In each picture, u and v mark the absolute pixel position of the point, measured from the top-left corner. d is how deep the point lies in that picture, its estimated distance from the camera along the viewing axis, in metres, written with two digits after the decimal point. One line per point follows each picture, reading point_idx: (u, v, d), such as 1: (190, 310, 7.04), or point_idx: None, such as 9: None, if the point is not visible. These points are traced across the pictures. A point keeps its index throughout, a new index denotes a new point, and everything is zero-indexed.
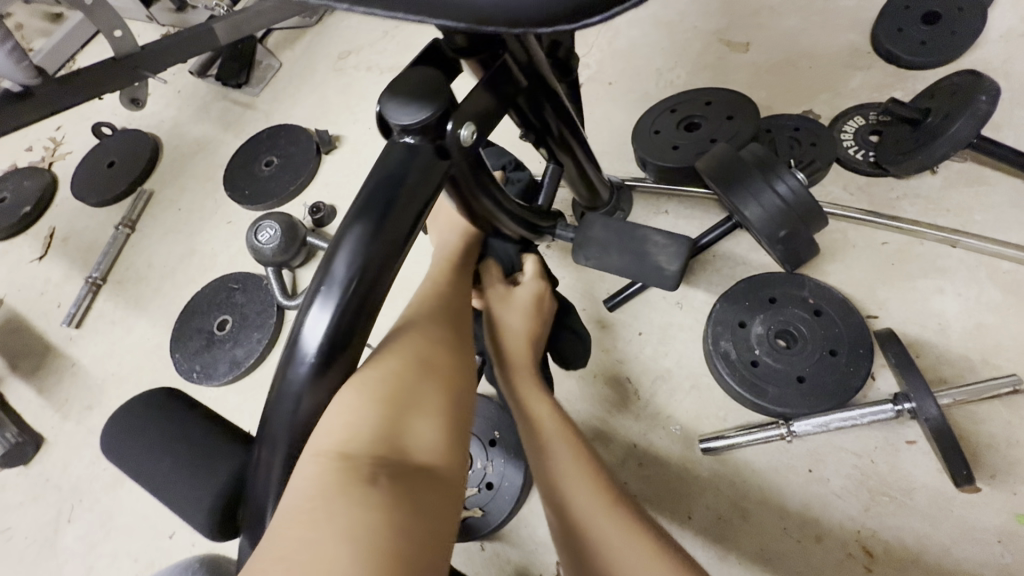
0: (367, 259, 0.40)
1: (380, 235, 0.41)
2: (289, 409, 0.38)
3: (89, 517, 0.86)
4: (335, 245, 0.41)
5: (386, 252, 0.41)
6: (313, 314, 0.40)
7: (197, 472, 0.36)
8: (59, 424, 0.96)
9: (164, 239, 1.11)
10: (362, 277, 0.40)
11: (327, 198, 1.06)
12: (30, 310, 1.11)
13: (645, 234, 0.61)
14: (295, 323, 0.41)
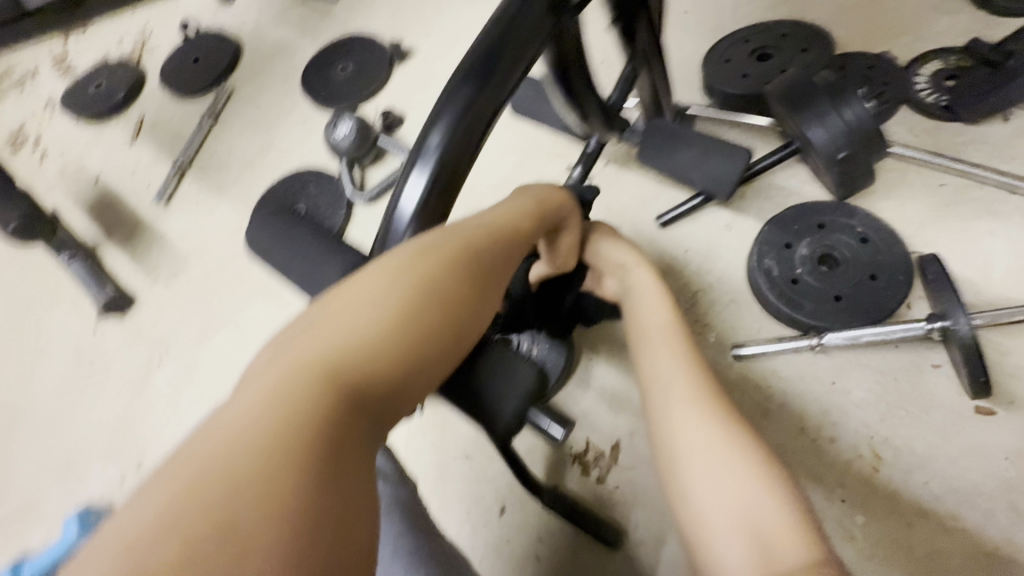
0: (461, 129, 0.46)
1: (475, 105, 0.46)
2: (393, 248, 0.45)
3: (177, 364, 0.98)
4: (429, 124, 0.47)
5: (478, 121, 0.47)
6: (411, 178, 0.46)
7: (317, 269, 0.45)
8: (150, 286, 1.08)
9: (244, 133, 1.19)
10: (455, 145, 0.46)
11: (397, 105, 1.11)
12: (124, 187, 1.22)
13: (714, 145, 0.68)
14: (394, 190, 0.48)
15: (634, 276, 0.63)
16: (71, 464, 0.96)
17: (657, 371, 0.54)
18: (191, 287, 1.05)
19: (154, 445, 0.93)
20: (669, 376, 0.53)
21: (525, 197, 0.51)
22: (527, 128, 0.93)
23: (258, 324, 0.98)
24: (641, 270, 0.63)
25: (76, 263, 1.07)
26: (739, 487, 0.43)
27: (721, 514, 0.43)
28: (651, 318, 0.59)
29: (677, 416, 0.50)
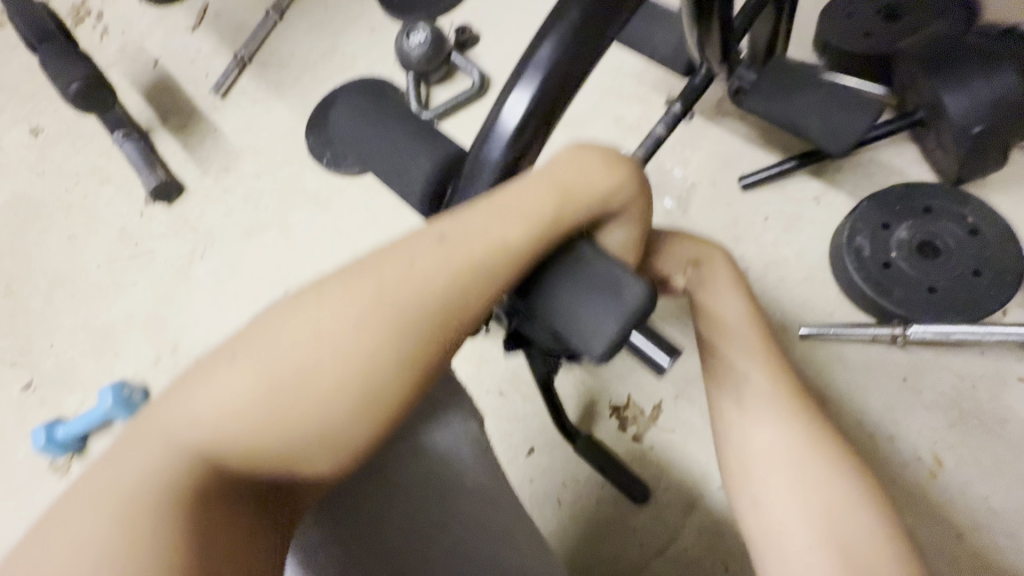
0: (581, 38, 0.41)
1: (600, 11, 0.41)
2: (492, 158, 0.42)
3: (219, 258, 0.98)
4: (539, 33, 0.42)
5: (601, 32, 0.42)
6: (515, 91, 0.42)
7: (406, 160, 0.44)
8: (199, 177, 1.06)
9: (309, 33, 1.14)
10: (571, 57, 0.42)
11: (472, 24, 1.04)
12: (182, 74, 1.19)
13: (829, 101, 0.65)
14: (493, 104, 0.44)
15: (715, 263, 0.56)
16: (109, 340, 0.97)
17: (730, 358, 0.53)
18: (241, 185, 1.03)
19: (190, 334, 0.94)
20: (747, 369, 0.51)
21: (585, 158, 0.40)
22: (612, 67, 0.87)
23: (303, 231, 0.96)
24: (728, 262, 0.56)
25: (130, 143, 1.04)
26: (826, 502, 0.44)
27: (799, 522, 0.44)
28: (726, 304, 0.55)
29: (753, 415, 0.49)
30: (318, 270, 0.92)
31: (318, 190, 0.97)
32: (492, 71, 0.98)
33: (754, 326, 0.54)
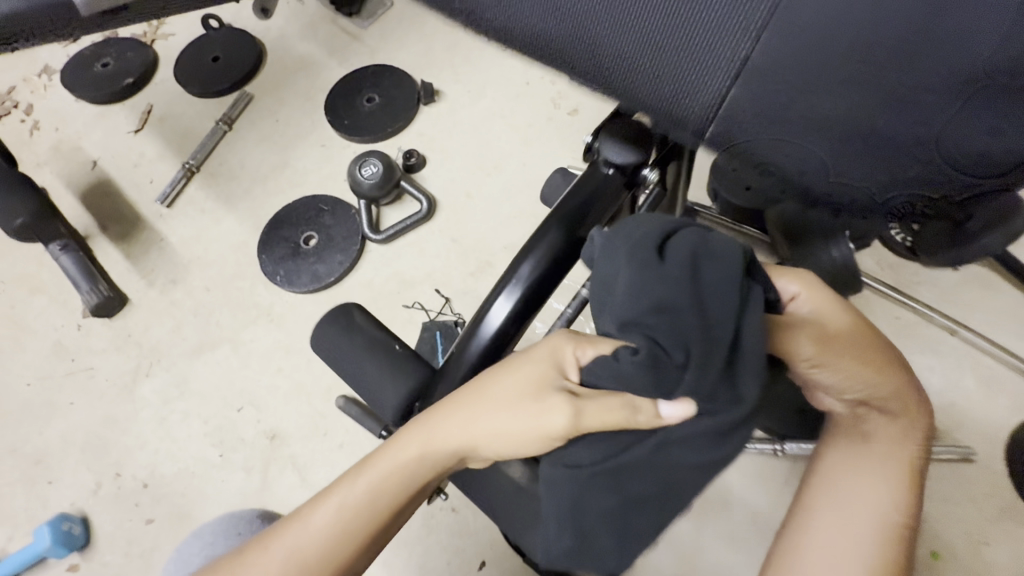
0: (555, 259, 0.51)
1: (571, 238, 0.51)
2: (473, 354, 0.50)
3: (167, 375, 0.98)
4: (524, 249, 0.52)
5: (571, 254, 0.52)
6: (499, 297, 0.51)
7: (380, 390, 0.49)
8: (144, 289, 1.06)
9: (260, 145, 1.19)
10: (545, 274, 0.51)
11: (419, 147, 1.15)
12: (123, 179, 1.19)
13: (729, 259, 0.37)
14: (480, 301, 0.52)
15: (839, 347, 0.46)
16: (41, 465, 0.94)
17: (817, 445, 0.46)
18: (189, 297, 1.05)
19: (135, 457, 0.93)
20: None
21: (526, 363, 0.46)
22: None
23: (255, 347, 0.99)
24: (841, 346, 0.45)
25: (70, 255, 1.02)
26: None
27: None
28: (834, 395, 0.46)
29: None
30: (272, 387, 0.96)
31: (271, 306, 1.02)
32: (438, 194, 1.09)
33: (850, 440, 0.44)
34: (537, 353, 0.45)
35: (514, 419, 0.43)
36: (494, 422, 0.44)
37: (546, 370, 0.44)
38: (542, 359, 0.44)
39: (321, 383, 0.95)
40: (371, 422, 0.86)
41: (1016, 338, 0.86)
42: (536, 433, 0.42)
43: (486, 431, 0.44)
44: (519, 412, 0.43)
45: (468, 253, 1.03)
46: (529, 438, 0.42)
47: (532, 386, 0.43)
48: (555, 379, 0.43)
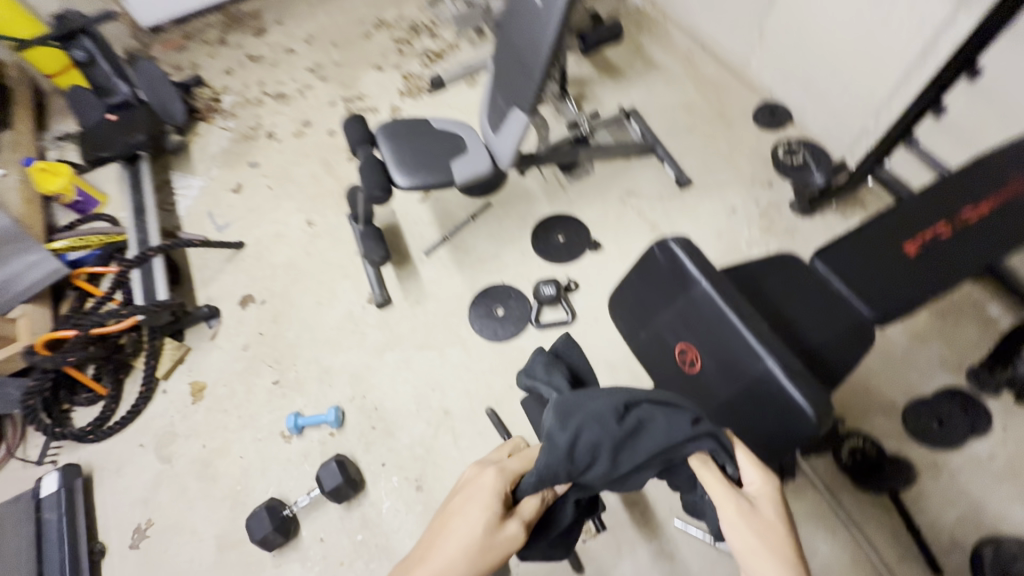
0: None
1: None
2: None
3: (401, 353, 1.78)
4: None
5: None
6: None
7: None
8: (401, 299, 1.87)
9: (487, 237, 1.97)
10: None
11: (577, 276, 1.86)
12: (406, 227, 2.02)
13: (630, 427, 0.77)
14: None
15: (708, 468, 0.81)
16: (329, 373, 1.77)
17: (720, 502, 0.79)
18: (424, 314, 1.83)
19: (374, 390, 1.72)
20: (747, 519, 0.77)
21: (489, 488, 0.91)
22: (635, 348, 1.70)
23: (451, 358, 1.75)
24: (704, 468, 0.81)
25: (373, 271, 1.86)
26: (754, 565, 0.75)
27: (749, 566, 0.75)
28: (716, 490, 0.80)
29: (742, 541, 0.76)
30: (453, 384, 1.71)
31: (466, 338, 1.78)
32: (579, 311, 1.79)
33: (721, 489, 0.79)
34: (472, 495, 0.90)
35: (488, 548, 0.84)
36: (476, 555, 0.83)
37: (486, 508, 0.88)
38: (479, 500, 0.88)
39: (479, 394, 1.68)
40: (502, 430, 1.61)
41: (887, 548, 1.38)
42: (502, 549, 0.84)
43: (466, 555, 0.83)
44: (488, 541, 0.85)
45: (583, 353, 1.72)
46: (498, 553, 0.85)
47: (486, 526, 0.85)
48: (494, 514, 0.87)
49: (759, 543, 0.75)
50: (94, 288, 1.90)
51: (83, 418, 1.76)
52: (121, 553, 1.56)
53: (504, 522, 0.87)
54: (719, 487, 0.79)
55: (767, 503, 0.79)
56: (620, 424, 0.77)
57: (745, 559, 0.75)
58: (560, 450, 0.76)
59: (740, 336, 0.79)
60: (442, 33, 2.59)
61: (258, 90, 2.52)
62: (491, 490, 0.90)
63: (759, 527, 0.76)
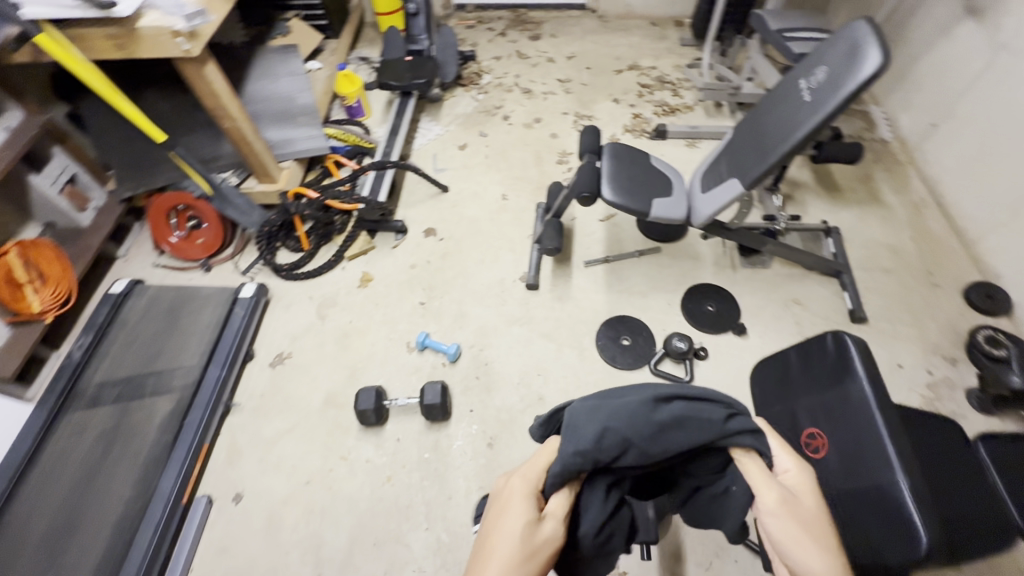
0: None
1: None
2: None
3: (527, 332, 1.96)
4: None
5: None
6: None
7: None
8: (548, 289, 2.06)
9: (643, 275, 2.09)
10: None
11: (710, 347, 1.90)
12: (580, 234, 2.22)
13: (674, 421, 0.84)
14: None
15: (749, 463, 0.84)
16: (464, 317, 2.01)
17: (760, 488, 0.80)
18: (561, 311, 2.01)
19: (493, 348, 1.93)
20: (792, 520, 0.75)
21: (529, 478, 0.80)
22: None
23: (566, 357, 1.89)
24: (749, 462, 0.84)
25: (537, 255, 2.08)
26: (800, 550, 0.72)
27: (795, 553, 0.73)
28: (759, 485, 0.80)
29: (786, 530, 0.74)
30: (558, 378, 1.85)
31: (586, 348, 1.91)
32: (697, 378, 1.83)
33: (761, 478, 0.81)
34: (507, 509, 0.76)
35: (534, 550, 0.71)
36: (524, 561, 0.69)
37: (526, 507, 0.76)
38: (515, 505, 0.76)
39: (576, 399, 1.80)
40: None
41: None
42: (548, 547, 0.72)
43: (516, 564, 0.68)
44: (530, 543, 0.72)
45: None
46: (545, 554, 0.72)
47: (525, 523, 0.74)
48: (532, 512, 0.75)
49: (805, 531, 0.74)
50: (336, 173, 2.37)
51: (283, 258, 2.21)
52: (261, 366, 1.91)
53: (542, 517, 0.76)
54: (759, 474, 0.81)
55: (808, 493, 0.79)
56: (650, 411, 0.83)
57: (788, 549, 0.73)
58: (586, 438, 0.82)
59: (881, 446, 0.80)
60: (684, 94, 2.79)
61: (513, 80, 2.93)
62: (521, 496, 0.78)
63: (800, 516, 0.76)
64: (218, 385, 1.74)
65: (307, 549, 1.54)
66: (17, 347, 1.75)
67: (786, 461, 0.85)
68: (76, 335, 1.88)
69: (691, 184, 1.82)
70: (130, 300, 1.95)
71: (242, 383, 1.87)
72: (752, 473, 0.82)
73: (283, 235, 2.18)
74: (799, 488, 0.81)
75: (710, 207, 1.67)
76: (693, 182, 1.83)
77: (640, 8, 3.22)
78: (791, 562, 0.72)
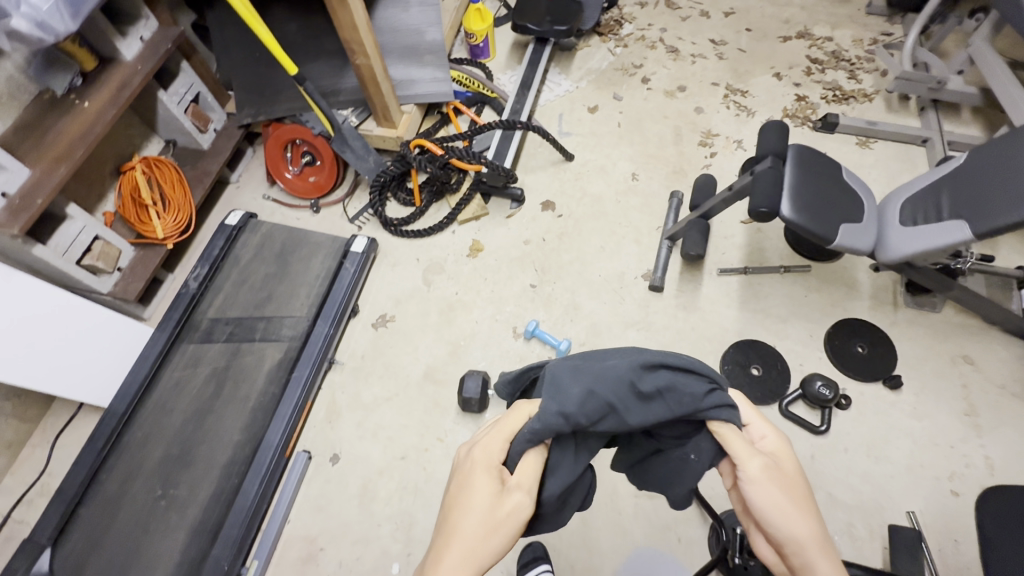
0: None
1: None
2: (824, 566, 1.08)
3: (643, 338, 1.79)
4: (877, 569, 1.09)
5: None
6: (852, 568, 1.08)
7: None
8: (672, 294, 1.86)
9: (784, 296, 1.84)
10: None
11: (852, 396, 1.67)
12: (715, 235, 1.96)
13: (660, 386, 0.83)
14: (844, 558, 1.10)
15: (729, 432, 0.83)
16: (576, 309, 1.86)
17: (740, 454, 0.80)
18: (684, 322, 1.81)
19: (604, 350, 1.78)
20: (776, 489, 0.78)
21: (494, 445, 0.80)
22: (866, 503, 1.52)
23: None
24: (729, 430, 0.83)
25: (667, 254, 1.86)
26: (784, 510, 0.76)
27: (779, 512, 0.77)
28: (739, 451, 0.81)
29: (771, 496, 0.77)
30: None
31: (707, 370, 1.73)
32: (832, 428, 1.63)
33: (741, 443, 0.81)
34: (470, 483, 0.76)
35: (497, 524, 0.72)
36: (488, 534, 0.71)
37: (489, 474, 0.76)
38: (477, 476, 0.76)
39: None
40: None
41: None
42: (510, 518, 0.73)
43: (480, 536, 0.71)
44: (493, 516, 0.73)
45: (810, 468, 1.58)
46: (508, 526, 0.73)
47: (489, 497, 0.75)
48: (499, 485, 0.76)
49: (787, 500, 0.77)
50: (456, 124, 2.18)
51: (392, 211, 2.09)
52: (364, 325, 1.86)
53: (506, 489, 0.76)
54: (743, 443, 0.81)
55: (786, 458, 0.82)
56: (635, 379, 0.82)
57: (772, 515, 0.76)
58: (572, 400, 0.80)
59: None
60: (862, 78, 2.34)
61: (657, 33, 2.55)
62: (484, 469, 0.78)
63: (782, 481, 0.79)
64: (325, 343, 1.70)
65: (399, 525, 1.54)
66: (138, 271, 1.75)
67: (762, 427, 0.86)
68: (191, 264, 1.88)
69: (884, 210, 1.51)
70: (243, 235, 1.91)
71: (345, 341, 1.83)
72: (735, 444, 0.81)
73: (394, 186, 2.05)
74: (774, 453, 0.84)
75: (916, 245, 1.37)
76: (885, 207, 1.51)
77: None
78: (774, 527, 0.76)
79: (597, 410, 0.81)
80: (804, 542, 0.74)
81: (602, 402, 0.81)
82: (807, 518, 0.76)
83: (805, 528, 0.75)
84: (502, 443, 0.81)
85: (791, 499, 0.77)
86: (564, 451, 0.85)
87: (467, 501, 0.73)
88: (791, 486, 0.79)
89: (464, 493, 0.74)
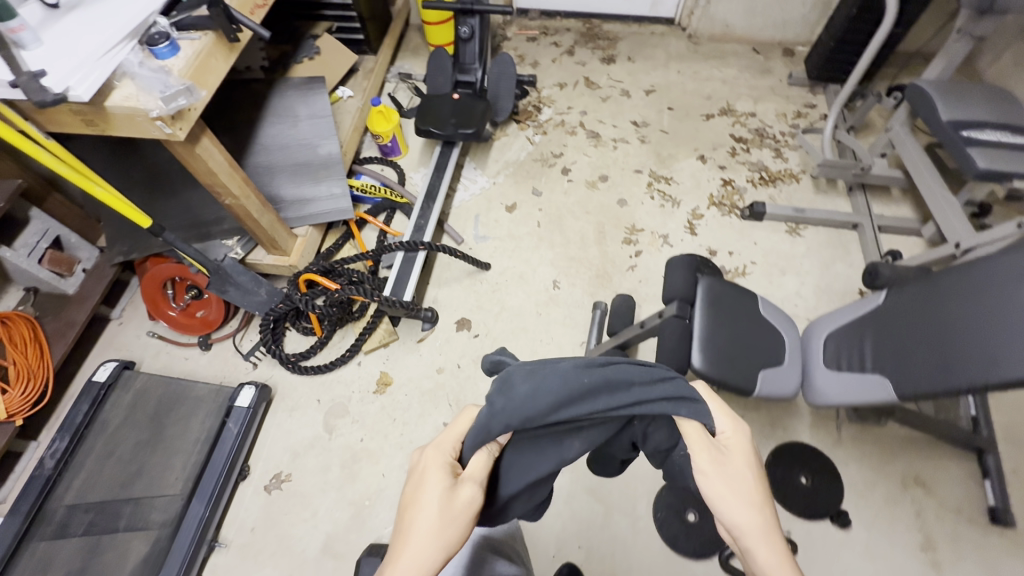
0: None
1: None
2: None
3: (569, 483, 1.61)
4: None
5: None
6: None
7: None
8: None
9: None
10: None
11: (798, 539, 1.50)
12: (643, 350, 1.81)
13: (619, 374, 0.80)
14: None
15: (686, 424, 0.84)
16: None
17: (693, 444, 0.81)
18: None
19: None
20: (731, 487, 0.79)
21: (449, 440, 0.82)
22: None
23: (614, 527, 1.55)
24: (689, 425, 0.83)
25: None
26: (739, 505, 0.78)
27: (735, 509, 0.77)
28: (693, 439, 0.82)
29: (724, 492, 0.78)
30: (602, 557, 1.51)
31: (640, 519, 1.56)
32: None
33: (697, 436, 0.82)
34: (421, 481, 0.77)
35: (450, 516, 0.74)
36: (445, 525, 0.73)
37: (443, 470, 0.78)
38: (428, 476, 0.77)
39: None
40: None
41: None
42: (464, 512, 0.75)
43: (433, 532, 0.73)
44: (446, 511, 0.74)
45: None
46: (463, 516, 0.76)
47: (440, 491, 0.75)
48: (450, 481, 0.76)
49: (733, 490, 0.79)
50: (360, 239, 2.01)
51: (289, 344, 1.89)
52: (256, 489, 1.64)
53: (458, 483, 0.77)
54: (700, 437, 0.81)
55: (741, 447, 0.83)
56: (586, 368, 0.77)
57: (719, 502, 0.79)
58: (522, 393, 0.73)
59: None
60: (788, 156, 2.26)
61: (577, 117, 2.45)
62: (436, 466, 0.78)
63: (734, 474, 0.80)
64: (199, 528, 1.48)
65: None
66: None
67: (720, 422, 0.85)
68: (52, 435, 1.63)
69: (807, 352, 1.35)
70: (113, 395, 1.69)
71: (233, 512, 1.61)
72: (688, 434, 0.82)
73: (288, 318, 1.84)
74: (733, 448, 0.83)
75: (849, 395, 1.21)
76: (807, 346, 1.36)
77: (740, 30, 2.64)
78: (722, 515, 0.78)
79: (557, 394, 0.74)
80: (747, 530, 0.76)
81: (554, 391, 0.73)
82: (768, 514, 0.78)
83: (759, 519, 0.77)
84: (457, 435, 0.83)
85: (748, 494, 0.79)
86: (528, 446, 0.81)
87: (427, 480, 0.76)
88: (751, 483, 0.79)
89: (418, 481, 0.77)
